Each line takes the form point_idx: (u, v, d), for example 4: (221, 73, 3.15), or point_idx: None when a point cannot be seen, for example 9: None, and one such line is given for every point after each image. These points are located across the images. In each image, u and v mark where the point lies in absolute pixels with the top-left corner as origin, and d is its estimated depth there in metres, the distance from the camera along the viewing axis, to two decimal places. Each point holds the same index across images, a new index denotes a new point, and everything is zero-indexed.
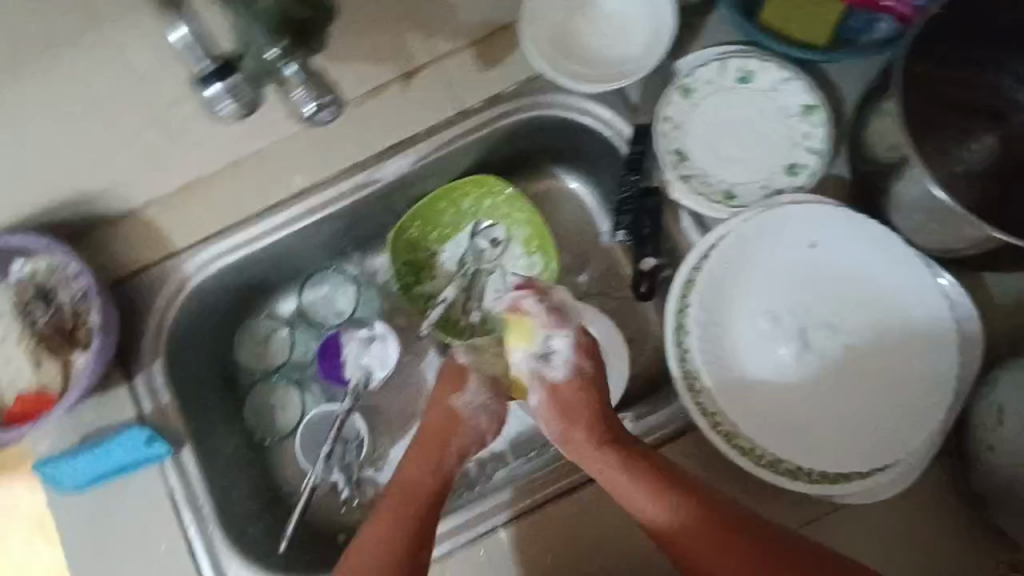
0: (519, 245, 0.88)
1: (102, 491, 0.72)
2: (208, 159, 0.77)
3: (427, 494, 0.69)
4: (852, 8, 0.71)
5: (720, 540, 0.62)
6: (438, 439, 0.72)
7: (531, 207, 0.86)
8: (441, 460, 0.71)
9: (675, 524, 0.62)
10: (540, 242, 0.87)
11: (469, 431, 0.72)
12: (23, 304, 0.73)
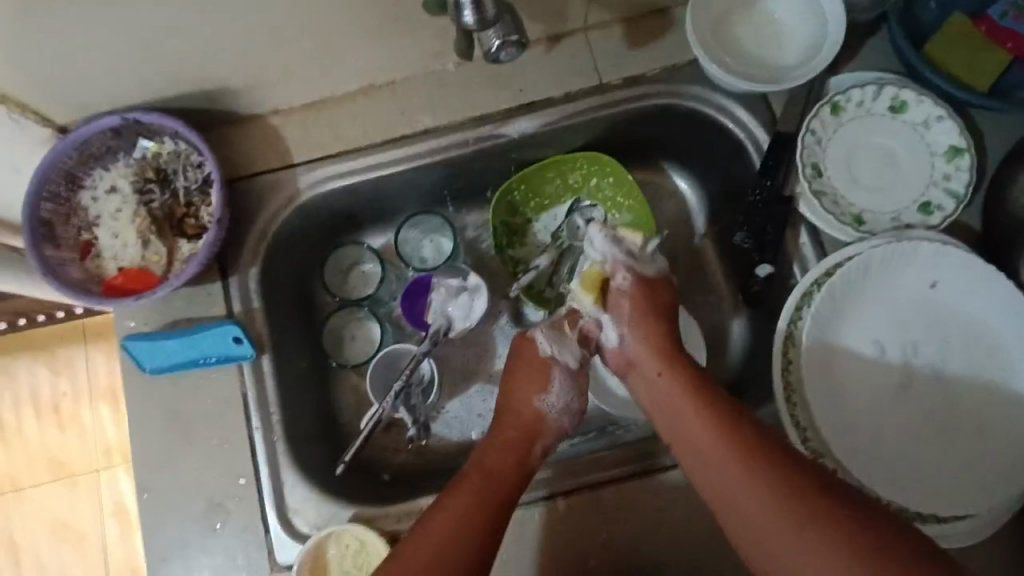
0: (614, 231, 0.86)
1: (179, 379, 0.73)
2: (343, 80, 0.77)
3: (498, 489, 0.63)
4: (1016, 62, 0.70)
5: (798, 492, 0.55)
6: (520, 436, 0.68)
7: (641, 196, 0.82)
8: (524, 456, 0.67)
9: (727, 442, 0.59)
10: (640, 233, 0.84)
11: (551, 430, 0.70)
12: (141, 182, 0.75)
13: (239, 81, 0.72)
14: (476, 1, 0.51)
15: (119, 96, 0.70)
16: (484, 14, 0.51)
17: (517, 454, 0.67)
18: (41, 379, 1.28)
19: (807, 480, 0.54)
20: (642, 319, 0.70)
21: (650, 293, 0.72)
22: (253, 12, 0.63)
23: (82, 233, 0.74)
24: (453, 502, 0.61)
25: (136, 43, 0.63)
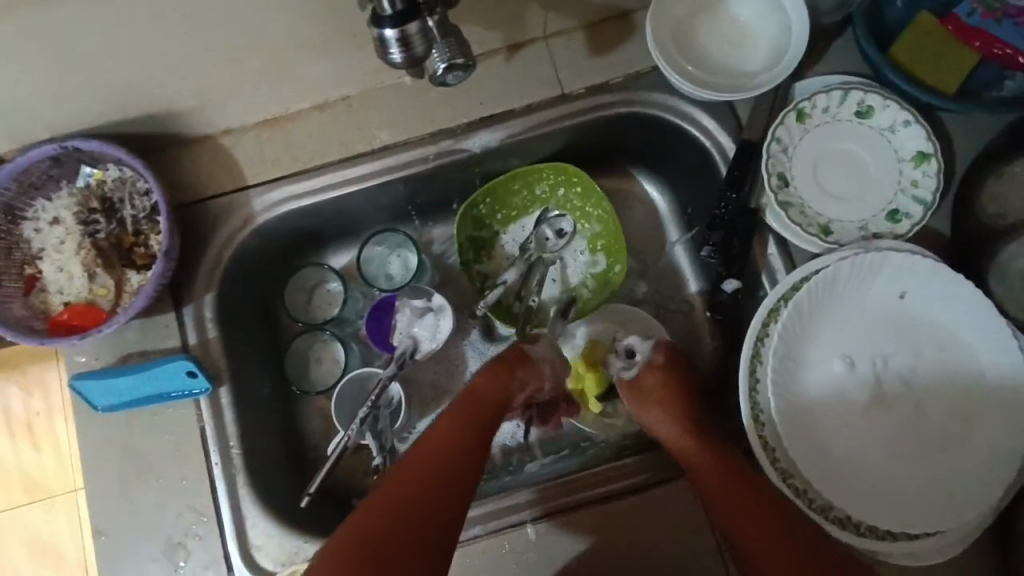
0: (584, 241, 0.84)
1: (133, 415, 0.70)
2: (294, 97, 0.74)
3: (481, 427, 0.67)
4: (985, 60, 0.68)
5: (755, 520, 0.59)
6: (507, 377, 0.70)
7: (608, 206, 0.81)
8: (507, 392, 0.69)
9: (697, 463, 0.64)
10: (609, 245, 0.82)
11: (540, 374, 0.71)
12: (85, 213, 0.71)
13: (182, 102, 0.69)
14: (404, 40, 0.48)
15: (54, 123, 0.67)
16: (415, 53, 0.48)
17: (500, 397, 0.69)
18: (10, 399, 1.24)
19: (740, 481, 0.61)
20: (654, 406, 0.70)
21: (640, 386, 0.72)
22: (187, 35, 0.60)
23: (26, 267, 0.71)
24: (443, 438, 0.64)
25: (64, 68, 0.60)
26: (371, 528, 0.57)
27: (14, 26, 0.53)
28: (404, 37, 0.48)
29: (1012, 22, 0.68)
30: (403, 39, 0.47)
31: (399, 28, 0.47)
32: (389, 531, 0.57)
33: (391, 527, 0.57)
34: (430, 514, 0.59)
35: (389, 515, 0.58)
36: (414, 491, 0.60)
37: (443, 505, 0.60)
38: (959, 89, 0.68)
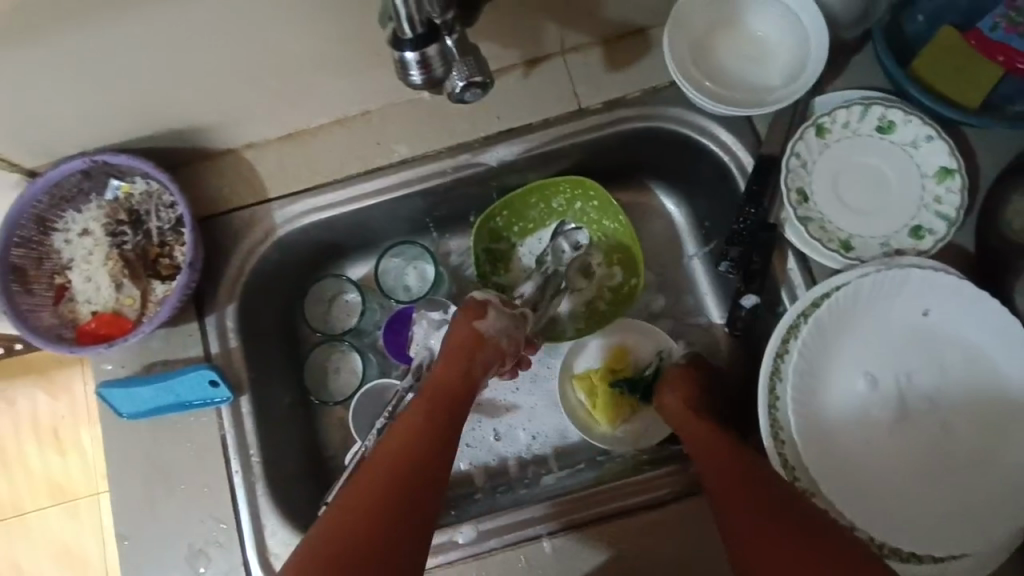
0: (599, 254, 0.84)
1: (157, 423, 0.72)
2: (316, 113, 0.75)
3: (448, 414, 0.67)
4: (1009, 75, 0.67)
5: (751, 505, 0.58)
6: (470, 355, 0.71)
7: (622, 218, 0.81)
8: (467, 372, 0.70)
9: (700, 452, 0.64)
10: (623, 257, 0.82)
11: (490, 355, 0.72)
12: (113, 224, 0.73)
13: (207, 118, 0.71)
14: (424, 62, 0.48)
15: (85, 138, 0.69)
16: (434, 76, 0.49)
17: (465, 382, 0.70)
18: (38, 404, 1.27)
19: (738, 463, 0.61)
20: (676, 399, 0.72)
21: (664, 386, 0.74)
22: (214, 53, 0.62)
23: (56, 278, 0.73)
24: (411, 435, 0.64)
25: (96, 87, 0.62)
26: (346, 535, 0.56)
27: (49, 47, 0.55)
28: (424, 60, 0.49)
29: None
30: (423, 61, 0.49)
31: (420, 51, 0.48)
32: (363, 538, 0.56)
33: (365, 534, 0.56)
34: (405, 515, 0.59)
35: (362, 520, 0.57)
36: (386, 491, 0.59)
37: (419, 508, 0.60)
38: (982, 104, 0.67)
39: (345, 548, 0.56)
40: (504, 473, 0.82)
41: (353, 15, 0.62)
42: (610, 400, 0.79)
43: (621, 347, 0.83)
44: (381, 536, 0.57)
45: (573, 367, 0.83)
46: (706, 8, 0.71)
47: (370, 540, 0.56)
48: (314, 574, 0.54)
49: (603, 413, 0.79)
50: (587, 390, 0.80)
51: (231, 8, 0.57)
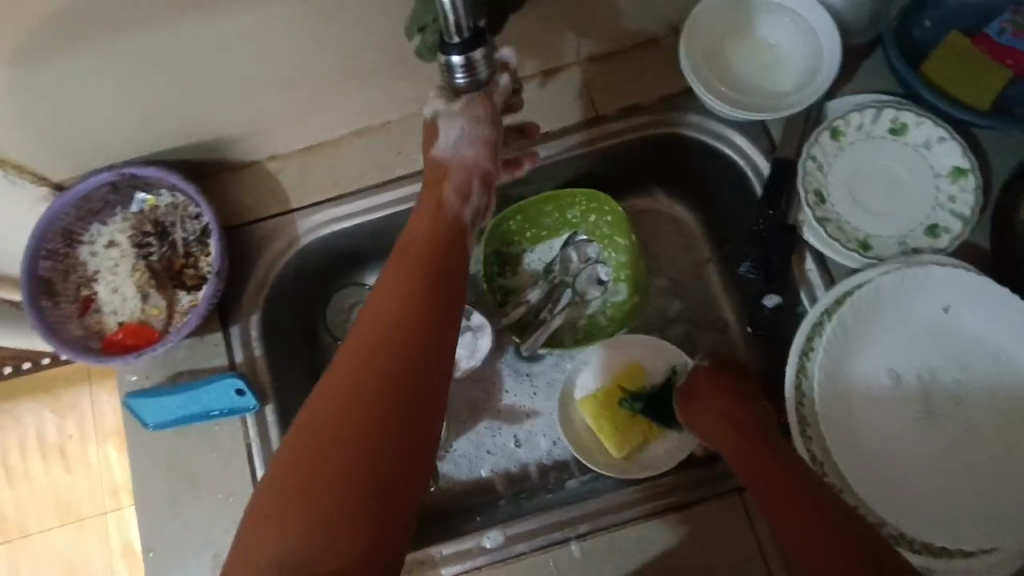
0: (609, 269, 0.85)
1: (182, 433, 0.72)
2: (337, 123, 0.77)
3: (434, 272, 0.55)
4: (1015, 79, 0.69)
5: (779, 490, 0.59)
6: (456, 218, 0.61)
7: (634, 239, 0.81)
8: (445, 219, 0.62)
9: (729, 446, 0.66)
10: (631, 275, 0.82)
11: (458, 168, 0.64)
12: (140, 236, 0.75)
13: (232, 130, 0.72)
14: (470, 65, 0.45)
15: (113, 151, 0.70)
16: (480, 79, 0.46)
17: (438, 236, 0.59)
18: (46, 421, 1.27)
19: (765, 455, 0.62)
20: (698, 401, 0.72)
21: (689, 385, 0.74)
22: (244, 64, 0.63)
23: (82, 290, 0.73)
24: (385, 301, 0.52)
25: (128, 99, 0.63)
26: (314, 430, 0.46)
27: (86, 60, 0.56)
28: (469, 63, 0.46)
29: None
30: (468, 64, 0.45)
31: (468, 52, 0.45)
32: (339, 427, 0.46)
33: (343, 417, 0.46)
34: (395, 380, 0.48)
35: (336, 404, 0.47)
36: (366, 372, 0.48)
37: (412, 379, 0.49)
38: (992, 106, 0.69)
39: (325, 434, 0.46)
40: (526, 478, 0.82)
41: (379, 26, 0.63)
42: (614, 424, 0.77)
43: (630, 364, 0.80)
44: (365, 418, 0.46)
45: (574, 390, 0.80)
46: (720, 17, 0.72)
47: (352, 424, 0.46)
48: (286, 475, 0.45)
49: (607, 437, 0.76)
50: (590, 413, 0.78)
51: (263, 19, 0.58)
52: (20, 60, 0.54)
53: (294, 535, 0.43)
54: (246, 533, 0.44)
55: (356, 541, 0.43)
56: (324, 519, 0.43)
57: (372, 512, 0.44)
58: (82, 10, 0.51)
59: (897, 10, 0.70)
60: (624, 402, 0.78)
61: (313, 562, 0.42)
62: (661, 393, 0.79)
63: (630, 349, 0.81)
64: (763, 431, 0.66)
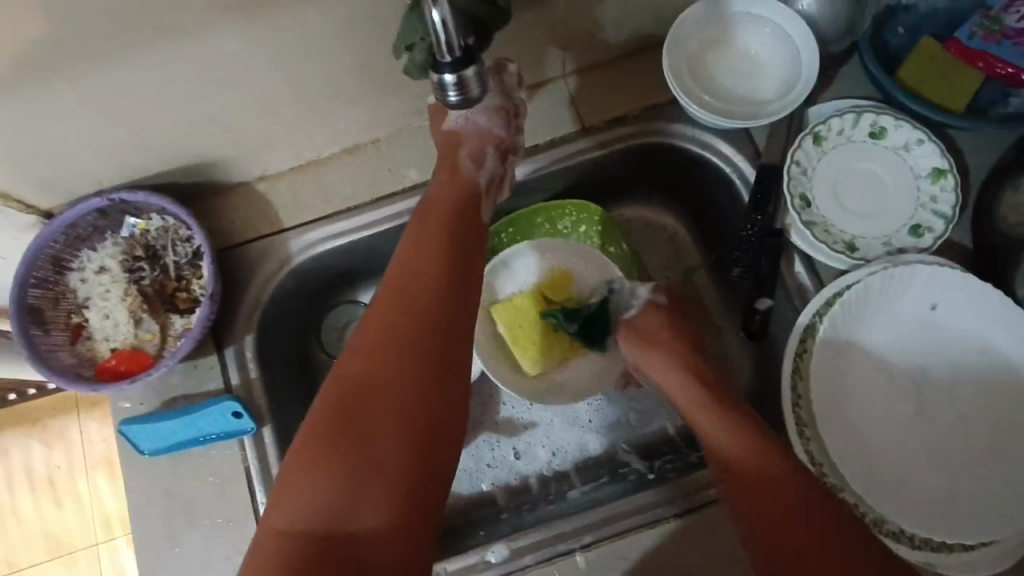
0: None
1: (179, 459, 0.71)
2: (327, 143, 0.77)
3: (453, 270, 0.66)
4: (989, 79, 0.71)
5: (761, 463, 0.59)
6: (454, 227, 0.68)
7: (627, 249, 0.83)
8: (462, 211, 0.70)
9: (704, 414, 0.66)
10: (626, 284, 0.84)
11: (473, 141, 0.72)
12: (130, 261, 0.74)
13: (222, 152, 0.72)
14: (464, 83, 0.45)
15: (103, 177, 0.70)
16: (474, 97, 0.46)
17: (450, 230, 0.68)
18: (34, 454, 1.24)
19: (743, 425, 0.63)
20: (654, 348, 0.75)
21: (640, 328, 0.77)
22: (233, 86, 0.63)
23: (72, 317, 0.73)
24: (398, 312, 0.62)
25: (117, 125, 0.63)
26: (354, 399, 0.57)
27: (75, 87, 0.56)
28: (463, 82, 0.46)
29: (1012, 42, 0.71)
30: (462, 83, 0.45)
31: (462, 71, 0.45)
32: (373, 398, 0.57)
33: (377, 393, 0.57)
34: (428, 355, 0.60)
35: (368, 384, 0.58)
36: (391, 366, 0.59)
37: (434, 377, 0.59)
38: (967, 108, 0.71)
39: (362, 409, 0.57)
40: (527, 491, 0.82)
41: (367, 45, 0.64)
42: (531, 334, 0.81)
43: (559, 276, 0.82)
44: (397, 396, 0.57)
45: (499, 287, 0.83)
46: (701, 27, 0.74)
47: (386, 398, 0.57)
48: (325, 423, 0.56)
49: (517, 347, 0.81)
50: (503, 319, 0.81)
51: (252, 42, 0.58)
52: (8, 90, 0.54)
53: (331, 487, 0.54)
54: (290, 483, 0.55)
55: (396, 495, 0.55)
56: (366, 473, 0.54)
57: (408, 474, 0.56)
58: (71, 38, 0.51)
59: (872, 17, 0.72)
60: (546, 315, 0.81)
61: (351, 506, 0.54)
62: (585, 310, 0.82)
63: (560, 258, 0.83)
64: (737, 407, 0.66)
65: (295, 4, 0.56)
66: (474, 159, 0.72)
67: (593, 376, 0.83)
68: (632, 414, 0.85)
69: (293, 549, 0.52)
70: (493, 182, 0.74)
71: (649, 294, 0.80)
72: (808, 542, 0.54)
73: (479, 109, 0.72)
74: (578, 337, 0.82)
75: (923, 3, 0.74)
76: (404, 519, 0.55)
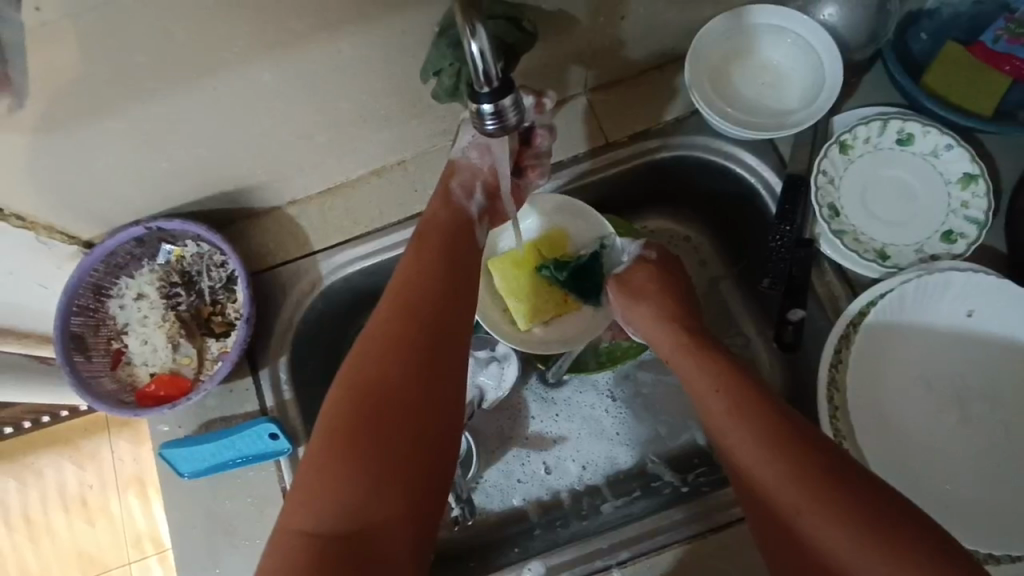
0: None
1: (218, 481, 0.72)
2: (354, 166, 0.78)
3: (454, 273, 0.68)
4: (1017, 82, 0.71)
5: (763, 436, 0.57)
6: (452, 246, 0.69)
7: None
8: (459, 216, 0.72)
9: (700, 382, 0.64)
10: None
11: (471, 170, 0.73)
12: (167, 286, 0.76)
13: (254, 179, 0.74)
14: (500, 114, 0.46)
15: (140, 207, 0.72)
16: (510, 124, 0.47)
17: (449, 238, 0.70)
18: (66, 475, 1.27)
19: (755, 399, 0.60)
20: (642, 300, 0.75)
21: (631, 283, 0.78)
22: (266, 116, 0.64)
23: (112, 343, 0.75)
24: (400, 322, 0.62)
25: (155, 158, 0.64)
26: (364, 404, 0.57)
27: (115, 125, 0.57)
28: (500, 111, 0.46)
29: None
30: (499, 113, 0.46)
31: (497, 103, 0.46)
32: (383, 402, 0.57)
33: (385, 397, 0.58)
34: (429, 356, 0.61)
35: (376, 388, 0.58)
36: (397, 370, 0.59)
37: (437, 383, 0.60)
38: (995, 112, 0.71)
39: (374, 411, 0.57)
40: (558, 506, 0.82)
41: (395, 71, 0.65)
42: (527, 290, 0.78)
43: (554, 230, 0.79)
44: (404, 401, 0.58)
45: (494, 243, 0.81)
46: (722, 40, 0.74)
47: (394, 403, 0.58)
48: (334, 426, 0.56)
49: (511, 304, 0.78)
50: (499, 274, 0.79)
51: (284, 75, 0.60)
52: (54, 131, 0.55)
53: (349, 488, 0.54)
54: (304, 486, 0.55)
55: (407, 492, 0.56)
56: (378, 475, 0.55)
57: (418, 476, 0.57)
58: (114, 80, 0.52)
59: (894, 24, 0.72)
60: (540, 269, 0.79)
61: (369, 507, 0.54)
62: (581, 266, 0.80)
63: (556, 215, 0.80)
64: (750, 379, 0.62)
65: (327, 37, 0.57)
66: (462, 191, 0.73)
67: (590, 329, 0.81)
68: (661, 427, 0.84)
69: (309, 552, 0.51)
70: (482, 215, 0.75)
71: (639, 249, 0.80)
72: (853, 541, 0.50)
73: (471, 145, 0.74)
74: (574, 291, 0.80)
75: (946, 8, 0.73)
76: (411, 518, 0.56)
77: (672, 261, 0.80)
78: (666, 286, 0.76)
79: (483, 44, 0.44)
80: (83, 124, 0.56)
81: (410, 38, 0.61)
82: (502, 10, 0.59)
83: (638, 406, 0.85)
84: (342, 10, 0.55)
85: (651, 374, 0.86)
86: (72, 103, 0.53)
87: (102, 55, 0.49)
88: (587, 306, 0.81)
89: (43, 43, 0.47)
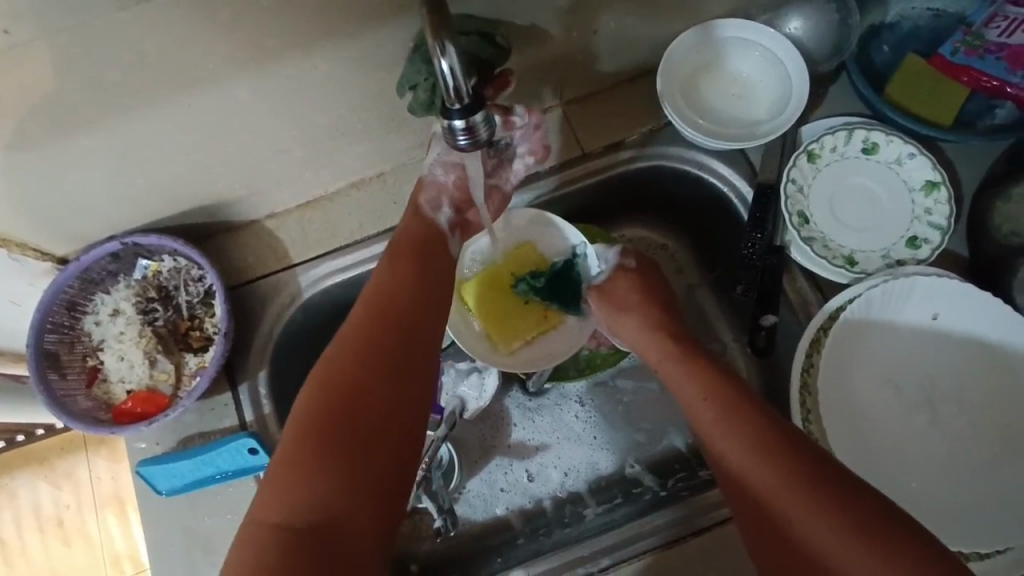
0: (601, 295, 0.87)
1: (198, 500, 0.72)
2: (332, 179, 0.78)
3: (431, 281, 0.69)
4: (976, 92, 0.73)
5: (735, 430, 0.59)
6: (428, 255, 0.71)
7: None
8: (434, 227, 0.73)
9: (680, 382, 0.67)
10: None
11: (441, 184, 0.75)
12: (144, 302, 0.75)
13: (233, 193, 0.74)
14: (471, 129, 0.47)
15: (114, 223, 0.71)
16: (481, 139, 0.48)
17: (426, 249, 0.71)
18: (42, 495, 1.24)
19: (729, 397, 0.62)
20: (623, 304, 0.77)
21: (612, 292, 0.78)
22: (242, 131, 0.65)
23: (88, 360, 0.74)
24: (376, 328, 0.63)
25: (129, 175, 0.64)
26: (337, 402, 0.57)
27: (88, 144, 0.57)
28: (470, 126, 0.47)
29: (996, 57, 0.71)
30: (470, 128, 0.47)
31: (468, 120, 0.47)
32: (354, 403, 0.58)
33: (356, 397, 0.58)
34: (403, 362, 0.62)
35: (348, 390, 0.59)
36: (371, 373, 0.60)
37: (408, 386, 0.61)
38: (955, 122, 0.73)
39: (348, 413, 0.57)
40: (541, 514, 0.83)
41: (372, 87, 0.66)
42: (506, 311, 0.80)
43: (526, 246, 0.80)
44: (374, 401, 0.59)
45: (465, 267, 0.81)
46: (693, 53, 0.76)
47: (368, 406, 0.58)
48: (308, 428, 0.56)
49: (493, 327, 0.79)
50: (475, 300, 0.80)
51: (261, 92, 0.60)
52: (24, 150, 0.55)
53: (319, 489, 0.54)
54: (275, 484, 0.54)
55: (376, 492, 0.56)
56: (349, 473, 0.55)
57: (387, 476, 0.57)
58: (86, 100, 0.53)
59: (857, 37, 0.74)
60: (517, 285, 0.80)
61: (340, 506, 0.54)
62: (556, 274, 0.80)
63: (524, 231, 0.81)
64: (723, 379, 0.64)
65: (302, 56, 0.58)
66: (431, 207, 0.75)
67: (573, 341, 0.81)
68: (640, 433, 0.85)
69: (277, 550, 0.51)
70: (453, 227, 0.77)
71: (617, 257, 0.81)
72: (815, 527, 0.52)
73: (437, 162, 0.75)
74: (554, 303, 0.81)
75: (905, 21, 0.76)
76: (379, 519, 0.56)
77: (649, 269, 0.81)
78: (640, 291, 0.78)
79: (451, 62, 0.44)
80: (59, 142, 0.56)
81: (383, 54, 0.62)
82: (475, 25, 0.61)
83: (619, 414, 0.86)
84: (316, 27, 0.55)
85: (631, 381, 0.87)
86: (45, 123, 0.53)
87: (75, 74, 0.50)
88: (567, 317, 0.81)
89: (17, 65, 0.47)
